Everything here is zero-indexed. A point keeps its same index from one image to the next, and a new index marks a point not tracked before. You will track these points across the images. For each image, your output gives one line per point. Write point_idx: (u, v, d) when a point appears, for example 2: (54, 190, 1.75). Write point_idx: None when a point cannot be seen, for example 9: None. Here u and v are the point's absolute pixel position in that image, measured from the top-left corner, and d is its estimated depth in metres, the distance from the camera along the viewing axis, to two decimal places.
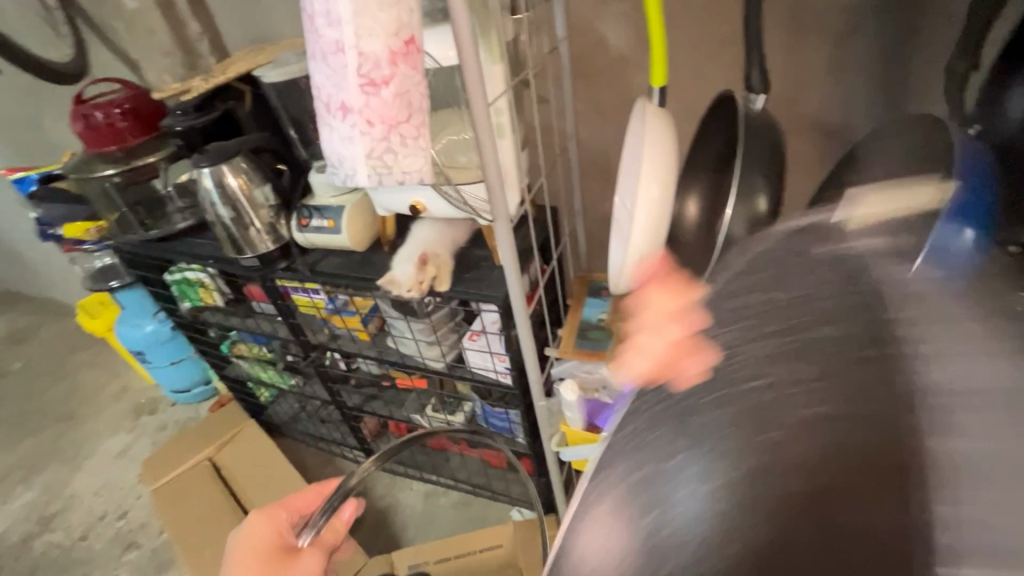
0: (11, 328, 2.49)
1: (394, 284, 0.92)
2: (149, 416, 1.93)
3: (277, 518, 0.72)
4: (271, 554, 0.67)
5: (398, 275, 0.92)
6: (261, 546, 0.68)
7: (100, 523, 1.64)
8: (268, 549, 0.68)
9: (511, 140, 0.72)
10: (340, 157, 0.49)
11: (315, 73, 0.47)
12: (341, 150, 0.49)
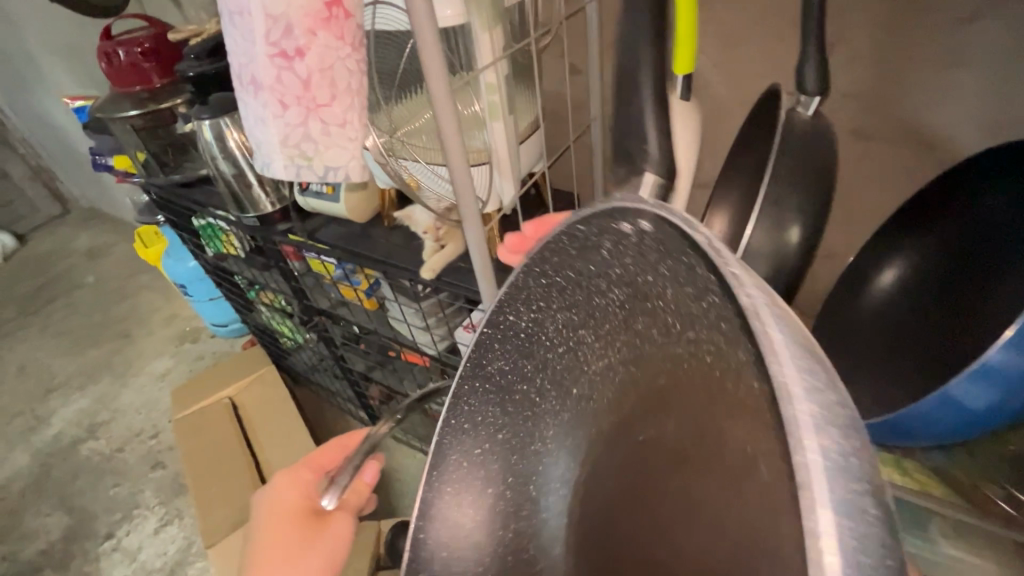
0: (88, 244, 2.68)
1: (410, 219, 0.89)
2: (190, 345, 2.04)
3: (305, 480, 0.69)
4: (303, 522, 0.65)
5: (418, 215, 0.88)
6: (294, 509, 0.66)
7: (135, 439, 1.77)
8: (300, 515, 0.65)
9: (507, 124, 0.61)
10: (254, 141, 0.41)
11: (224, 35, 0.38)
12: (254, 132, 0.40)
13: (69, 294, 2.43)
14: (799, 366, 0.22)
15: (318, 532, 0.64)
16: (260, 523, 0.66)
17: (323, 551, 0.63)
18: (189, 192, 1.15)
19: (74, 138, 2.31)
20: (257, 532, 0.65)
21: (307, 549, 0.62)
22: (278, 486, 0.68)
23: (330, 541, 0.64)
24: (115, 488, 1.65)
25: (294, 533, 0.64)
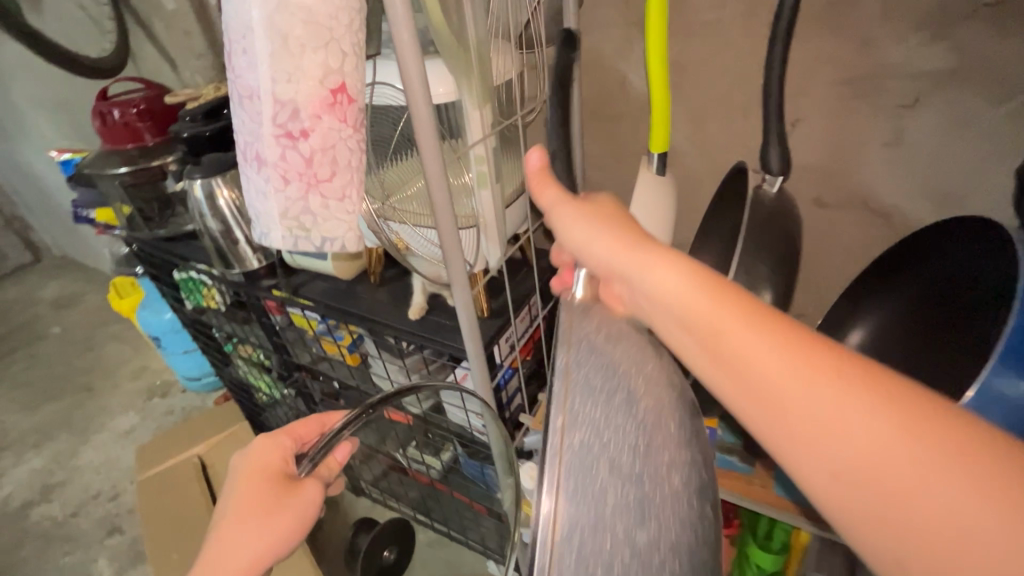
0: (56, 294, 2.60)
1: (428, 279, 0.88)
2: (158, 400, 1.95)
3: (284, 444, 0.67)
4: (279, 485, 0.64)
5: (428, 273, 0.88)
6: (266, 473, 0.65)
7: (92, 502, 1.66)
8: (277, 478, 0.64)
9: (494, 192, 0.64)
10: (254, 212, 0.43)
11: (232, 115, 0.40)
12: (255, 204, 0.42)
13: (33, 345, 2.33)
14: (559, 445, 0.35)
15: (292, 496, 0.64)
16: (238, 481, 0.65)
17: (295, 516, 0.63)
18: (171, 246, 1.14)
19: (55, 190, 2.30)
20: (235, 487, 0.65)
21: (280, 514, 0.63)
22: (255, 447, 0.67)
23: (302, 506, 0.64)
24: (65, 557, 1.53)
25: (269, 494, 0.63)
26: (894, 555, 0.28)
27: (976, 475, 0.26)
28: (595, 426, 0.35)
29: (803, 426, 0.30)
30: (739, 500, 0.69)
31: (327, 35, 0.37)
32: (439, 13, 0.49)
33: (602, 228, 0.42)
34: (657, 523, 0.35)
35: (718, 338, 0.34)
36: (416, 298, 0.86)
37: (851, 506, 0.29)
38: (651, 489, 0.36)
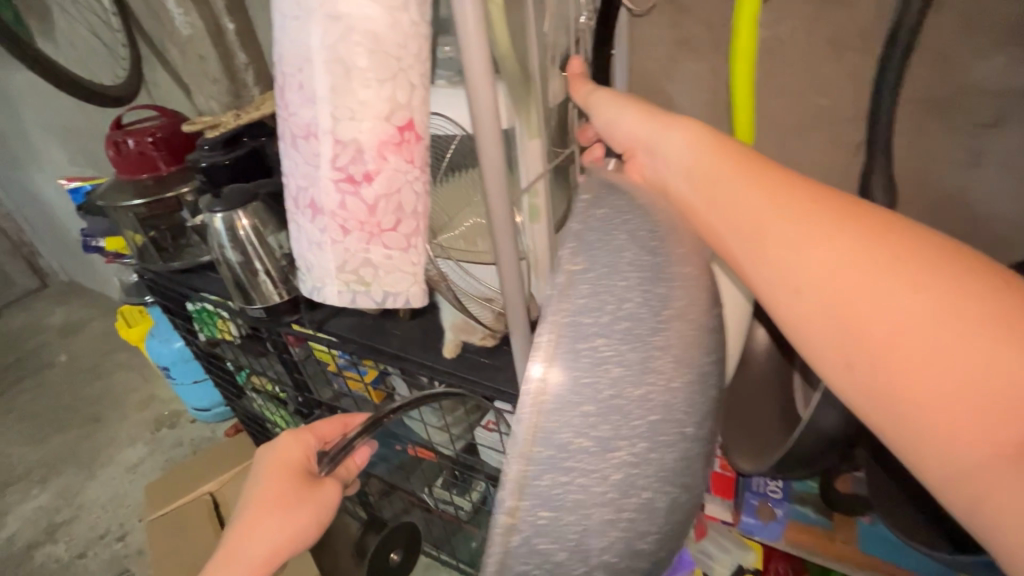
0: (62, 321, 2.55)
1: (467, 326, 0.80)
2: (167, 432, 1.89)
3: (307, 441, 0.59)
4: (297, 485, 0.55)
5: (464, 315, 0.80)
6: (284, 470, 0.56)
7: (99, 542, 1.59)
8: (298, 474, 0.56)
9: (548, 225, 0.59)
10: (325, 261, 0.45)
11: (295, 167, 0.43)
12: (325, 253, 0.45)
13: (39, 374, 2.27)
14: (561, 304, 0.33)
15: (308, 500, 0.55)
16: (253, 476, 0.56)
17: (311, 521, 0.54)
18: (185, 277, 1.09)
19: (64, 215, 2.26)
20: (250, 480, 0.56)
21: (298, 515, 0.53)
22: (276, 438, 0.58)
23: (318, 511, 0.55)
24: None
25: (285, 493, 0.54)
26: (837, 334, 0.36)
27: (916, 272, 0.34)
28: (611, 236, 0.36)
29: (780, 239, 0.38)
30: (822, 558, 0.64)
31: (394, 68, 0.39)
32: (505, 38, 0.45)
33: (630, 108, 0.50)
34: (652, 387, 0.34)
35: (712, 184, 0.42)
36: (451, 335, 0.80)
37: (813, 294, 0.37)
38: (652, 354, 0.34)
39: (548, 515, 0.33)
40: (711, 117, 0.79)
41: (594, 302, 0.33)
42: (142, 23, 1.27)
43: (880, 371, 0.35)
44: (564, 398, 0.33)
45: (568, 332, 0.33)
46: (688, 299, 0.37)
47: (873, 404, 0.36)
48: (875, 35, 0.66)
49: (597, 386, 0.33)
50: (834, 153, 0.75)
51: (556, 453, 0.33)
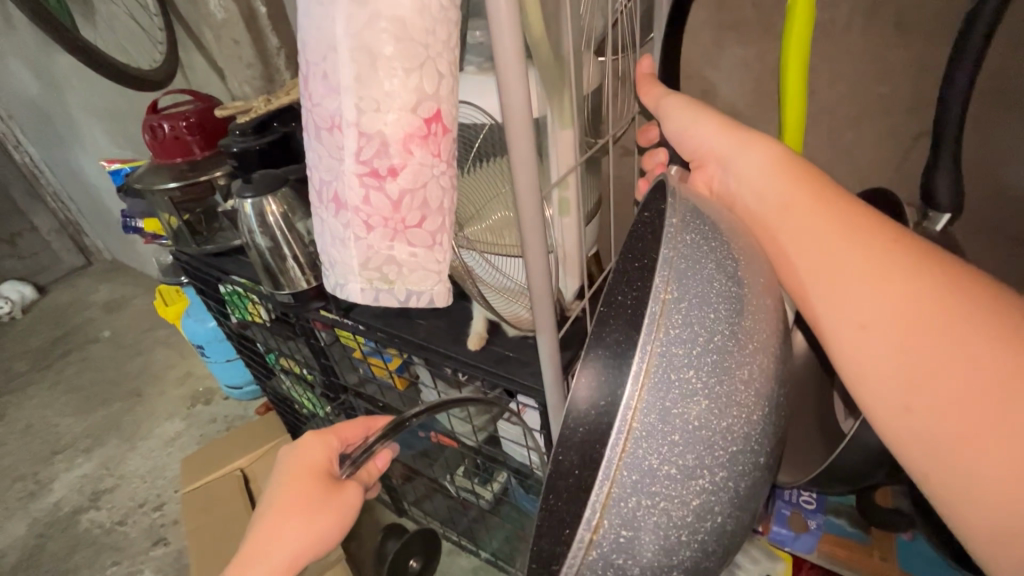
0: (106, 297, 2.66)
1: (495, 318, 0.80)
2: (202, 407, 1.96)
3: (331, 444, 0.59)
4: (321, 486, 0.55)
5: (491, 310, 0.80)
6: (304, 474, 0.56)
7: (139, 511, 1.66)
8: (318, 477, 0.56)
9: (577, 219, 0.57)
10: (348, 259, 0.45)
11: (319, 158, 0.42)
12: (349, 249, 0.44)
13: (85, 348, 2.38)
14: (660, 330, 0.35)
15: (331, 500, 0.55)
16: (276, 478, 0.57)
17: (335, 522, 0.54)
18: (218, 261, 1.11)
19: (107, 195, 2.34)
20: (273, 484, 0.57)
21: (317, 518, 0.54)
22: (301, 442, 0.59)
23: (341, 514, 0.55)
24: (112, 567, 1.53)
25: (310, 494, 0.55)
26: (897, 374, 0.36)
27: (992, 328, 0.34)
28: (701, 263, 0.37)
29: (852, 276, 0.39)
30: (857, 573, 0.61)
31: (421, 56, 0.37)
32: (539, 23, 0.43)
33: (708, 121, 0.50)
34: (735, 415, 0.36)
35: (782, 209, 0.43)
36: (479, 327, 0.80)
37: (878, 334, 0.37)
38: (736, 384, 0.36)
39: (629, 534, 0.35)
40: (755, 106, 0.75)
41: (686, 334, 0.35)
42: (178, 7, 1.28)
43: (940, 420, 0.34)
44: (653, 425, 0.35)
45: (659, 362, 0.35)
46: (762, 330, 0.38)
47: (922, 450, 0.36)
48: (943, 18, 0.61)
49: (684, 417, 0.35)
50: (888, 145, 0.70)
51: (641, 476, 0.35)
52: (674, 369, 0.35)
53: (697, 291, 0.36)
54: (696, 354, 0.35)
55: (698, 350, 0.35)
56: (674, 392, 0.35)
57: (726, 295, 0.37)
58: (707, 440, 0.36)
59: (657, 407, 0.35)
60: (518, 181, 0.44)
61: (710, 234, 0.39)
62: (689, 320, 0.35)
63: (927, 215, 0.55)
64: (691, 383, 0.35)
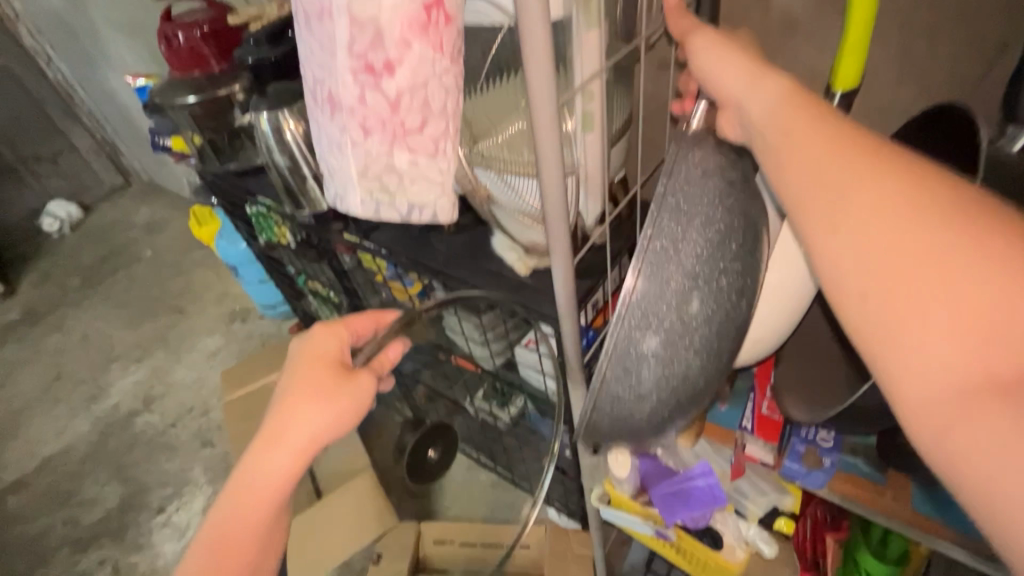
0: (146, 218, 2.74)
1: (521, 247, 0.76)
2: (239, 325, 2.06)
3: (342, 335, 0.61)
4: (337, 370, 0.57)
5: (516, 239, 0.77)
6: (322, 358, 0.58)
7: (187, 416, 1.80)
8: (335, 361, 0.58)
9: (601, 135, 0.53)
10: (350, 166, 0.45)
11: (313, 55, 0.41)
12: (350, 156, 0.44)
13: (130, 266, 2.49)
14: (623, 315, 0.49)
15: (348, 384, 0.57)
16: (292, 366, 0.58)
17: (355, 404, 0.56)
18: (241, 180, 1.11)
19: (138, 114, 2.34)
20: (288, 372, 0.58)
21: (335, 400, 0.55)
22: (313, 333, 0.60)
23: (358, 397, 0.57)
24: (167, 463, 1.68)
25: (326, 378, 0.56)
26: (862, 274, 0.37)
27: (988, 264, 0.33)
28: (666, 260, 0.48)
29: (852, 214, 0.38)
30: (867, 512, 0.58)
31: None
32: None
33: (735, 53, 0.47)
34: (690, 360, 0.51)
35: (790, 144, 0.42)
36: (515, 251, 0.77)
37: (850, 233, 0.38)
38: (692, 341, 0.50)
39: (608, 423, 0.55)
40: (815, 11, 0.66)
41: (640, 318, 0.49)
42: None
43: (890, 308, 0.36)
44: (619, 370, 0.51)
45: (623, 340, 0.50)
46: (724, 299, 0.49)
47: (870, 333, 0.37)
48: None
49: (643, 366, 0.51)
50: (965, 58, 0.61)
51: (612, 393, 0.53)
52: (636, 337, 0.50)
53: (658, 283, 0.48)
54: (655, 326, 0.49)
55: (656, 325, 0.49)
56: (638, 351, 0.50)
57: (687, 282, 0.48)
58: (665, 376, 0.51)
59: (622, 360, 0.51)
60: (533, 91, 0.40)
61: (684, 229, 0.48)
62: (649, 305, 0.49)
63: (1001, 137, 0.48)
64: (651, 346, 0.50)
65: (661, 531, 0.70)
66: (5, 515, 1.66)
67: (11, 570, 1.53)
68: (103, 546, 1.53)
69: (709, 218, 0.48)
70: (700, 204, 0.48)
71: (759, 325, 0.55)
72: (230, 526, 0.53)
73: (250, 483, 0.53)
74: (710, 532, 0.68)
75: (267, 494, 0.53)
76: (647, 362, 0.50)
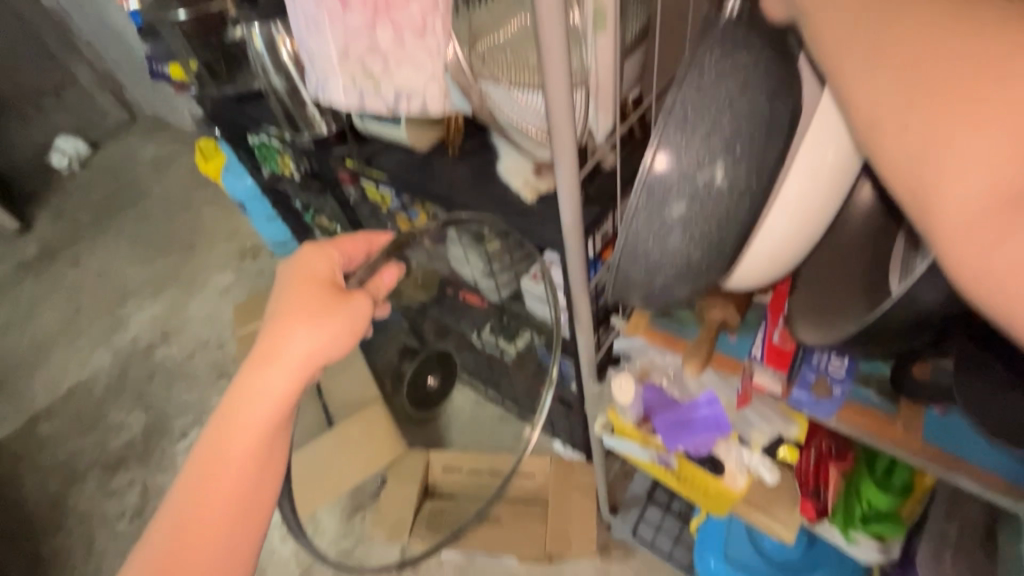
0: (154, 154, 2.70)
1: (531, 170, 0.72)
2: (250, 262, 2.07)
3: (333, 257, 0.60)
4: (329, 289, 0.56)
5: (523, 162, 0.73)
6: (312, 279, 0.57)
7: (203, 349, 1.84)
8: (325, 282, 0.57)
9: (614, 38, 0.49)
10: (333, 53, 0.57)
11: None
12: (336, 45, 0.56)
13: (140, 202, 2.48)
14: (630, 217, 0.49)
15: (341, 303, 0.55)
16: (284, 287, 0.58)
17: (348, 321, 0.55)
18: (240, 105, 1.07)
19: (136, 43, 2.25)
20: (279, 293, 0.58)
21: (326, 318, 0.54)
22: (304, 255, 0.60)
23: (350, 314, 0.55)
24: (186, 393, 1.74)
25: (318, 296, 0.56)
26: (899, 110, 0.32)
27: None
28: (677, 160, 0.46)
29: (896, 69, 0.33)
30: (875, 441, 0.57)
31: None
32: None
33: None
34: (709, 258, 0.49)
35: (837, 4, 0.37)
36: (523, 174, 0.73)
37: (883, 69, 0.33)
38: (714, 239, 0.48)
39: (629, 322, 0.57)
40: None
41: (649, 220, 0.48)
42: None
43: (931, 136, 0.30)
44: (631, 272, 0.52)
45: (632, 241, 0.50)
46: (746, 195, 0.46)
47: (909, 176, 0.31)
48: None
49: (657, 265, 0.50)
50: None
51: (626, 292, 0.54)
52: (649, 240, 0.49)
53: (670, 184, 0.47)
54: (667, 230, 0.48)
55: (670, 228, 0.48)
56: (651, 254, 0.50)
57: (704, 181, 0.46)
58: (683, 275, 0.51)
59: (635, 262, 0.51)
60: None
61: (695, 125, 0.45)
62: (661, 207, 0.48)
63: None
64: (666, 249, 0.49)
65: (662, 457, 0.71)
66: (37, 438, 1.75)
67: (47, 488, 1.62)
68: (130, 468, 1.61)
69: (724, 117, 0.44)
70: (709, 103, 0.45)
71: (775, 249, 0.51)
72: (228, 445, 0.54)
73: (244, 402, 0.54)
74: (711, 458, 0.68)
75: (262, 414, 0.54)
76: (663, 263, 0.50)
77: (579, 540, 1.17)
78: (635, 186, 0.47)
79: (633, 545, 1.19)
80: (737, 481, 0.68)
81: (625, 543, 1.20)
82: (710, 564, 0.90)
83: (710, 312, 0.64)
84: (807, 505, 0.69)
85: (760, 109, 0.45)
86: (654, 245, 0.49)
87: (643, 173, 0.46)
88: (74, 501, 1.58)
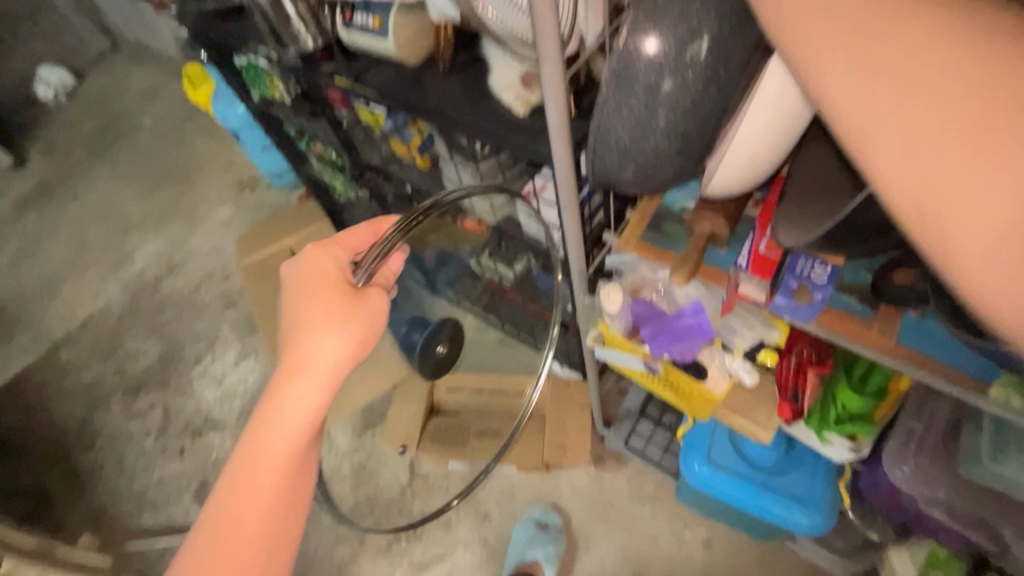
0: (142, 84, 2.60)
1: (523, 82, 0.71)
2: (249, 195, 2.05)
3: (338, 254, 0.59)
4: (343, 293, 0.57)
5: (515, 75, 0.71)
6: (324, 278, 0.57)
7: (210, 281, 1.88)
8: (335, 284, 0.57)
9: None
10: None
11: None
12: None
13: (132, 135, 2.43)
14: (603, 104, 0.48)
15: (357, 307, 0.57)
16: (295, 293, 0.57)
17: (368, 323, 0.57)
18: (223, 22, 1.03)
19: None
20: (292, 300, 0.58)
21: (349, 322, 0.56)
22: (308, 255, 0.59)
23: (371, 313, 0.58)
24: (197, 323, 1.80)
25: (334, 302, 0.56)
26: (899, 118, 0.26)
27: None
28: (648, 41, 0.44)
29: (872, 72, 0.27)
30: (847, 341, 0.59)
31: None
32: None
33: None
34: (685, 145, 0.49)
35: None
36: (515, 88, 0.72)
37: (857, 68, 0.27)
38: (692, 126, 0.48)
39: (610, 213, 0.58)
40: None
41: (619, 107, 0.47)
42: None
43: (942, 148, 0.25)
44: (607, 162, 0.52)
45: (604, 130, 0.49)
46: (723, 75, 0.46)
47: (919, 208, 0.27)
48: None
49: (631, 154, 0.50)
50: None
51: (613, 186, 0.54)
52: (620, 130, 0.49)
53: (639, 68, 0.45)
54: (641, 117, 0.47)
55: (642, 116, 0.47)
56: (625, 144, 0.49)
57: (677, 63, 0.44)
58: (659, 165, 0.51)
59: (609, 152, 0.51)
60: None
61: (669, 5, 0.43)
62: (631, 91, 0.46)
63: None
64: (639, 137, 0.49)
65: (649, 364, 0.74)
66: (59, 366, 1.83)
67: (75, 410, 1.72)
68: (151, 392, 1.70)
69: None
70: None
71: (755, 144, 0.52)
72: (266, 453, 0.57)
73: (278, 411, 0.56)
74: (695, 364, 0.71)
75: (298, 420, 0.57)
76: (639, 151, 0.50)
77: (575, 451, 1.24)
78: (605, 71, 0.46)
79: (626, 454, 1.27)
80: (719, 386, 0.72)
81: (618, 453, 1.28)
82: (694, 467, 0.95)
83: (699, 223, 0.65)
84: (784, 408, 0.72)
85: (739, 2, 0.44)
86: (627, 133, 0.49)
87: (616, 55, 0.45)
88: (101, 421, 1.68)
